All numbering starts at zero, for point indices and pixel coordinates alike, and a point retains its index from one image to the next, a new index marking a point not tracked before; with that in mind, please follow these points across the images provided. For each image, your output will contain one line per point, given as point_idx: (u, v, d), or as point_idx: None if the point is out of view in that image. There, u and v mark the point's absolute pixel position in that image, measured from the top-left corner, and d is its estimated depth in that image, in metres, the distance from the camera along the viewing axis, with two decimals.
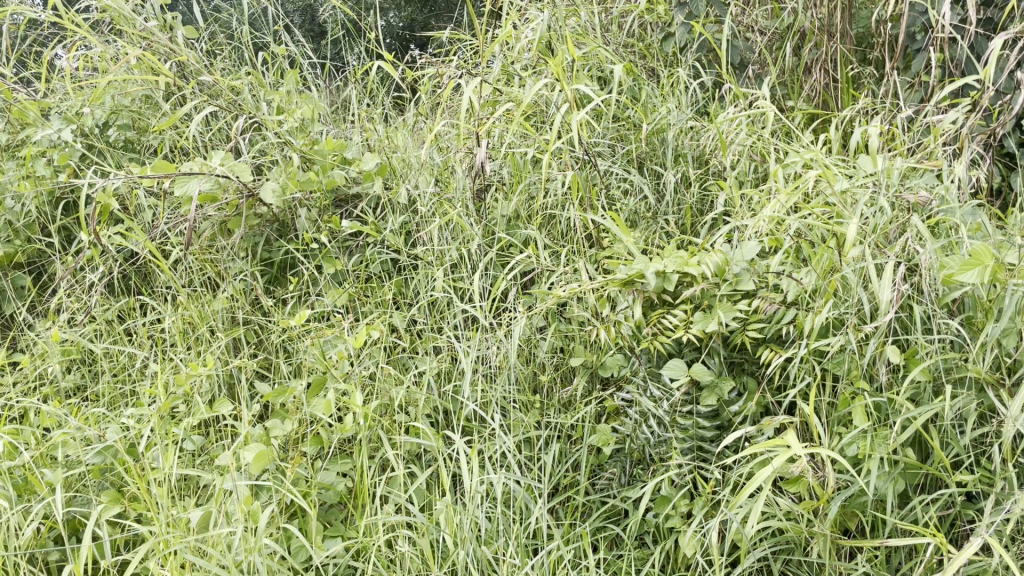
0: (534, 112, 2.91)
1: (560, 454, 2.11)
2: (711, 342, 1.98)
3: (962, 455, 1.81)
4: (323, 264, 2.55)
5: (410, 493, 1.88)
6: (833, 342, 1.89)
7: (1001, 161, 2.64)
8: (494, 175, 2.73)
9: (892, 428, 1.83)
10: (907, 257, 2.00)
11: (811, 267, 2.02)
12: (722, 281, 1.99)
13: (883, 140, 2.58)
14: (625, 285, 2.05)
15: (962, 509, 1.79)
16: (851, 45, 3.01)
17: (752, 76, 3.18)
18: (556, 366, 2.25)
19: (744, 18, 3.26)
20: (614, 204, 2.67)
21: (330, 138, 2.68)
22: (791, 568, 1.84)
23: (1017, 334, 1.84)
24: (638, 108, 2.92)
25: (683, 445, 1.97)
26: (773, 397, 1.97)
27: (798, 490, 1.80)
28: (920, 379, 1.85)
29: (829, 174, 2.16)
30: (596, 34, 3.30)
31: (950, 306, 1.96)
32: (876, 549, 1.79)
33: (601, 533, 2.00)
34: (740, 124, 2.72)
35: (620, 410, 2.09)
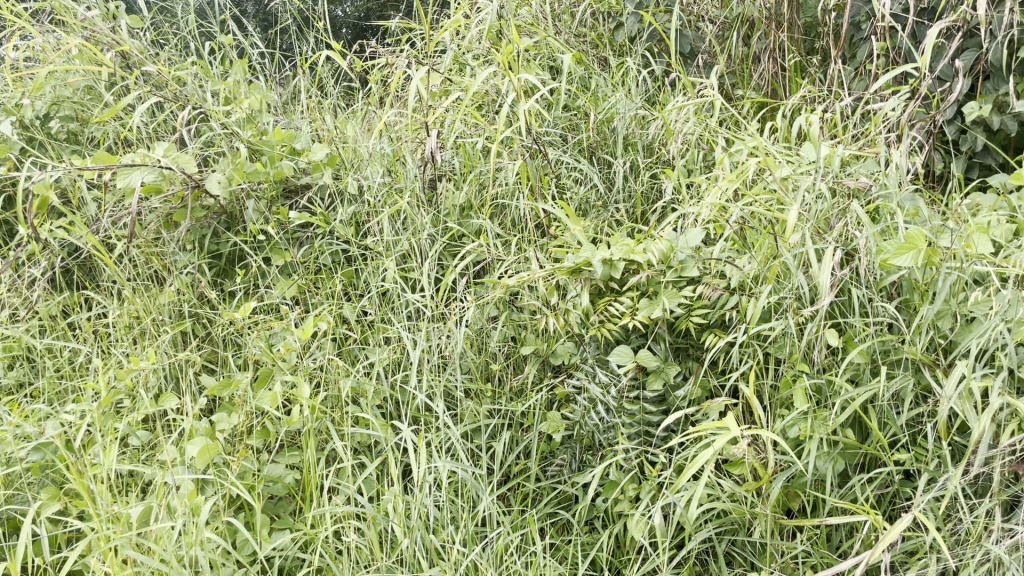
0: (485, 101, 2.90)
1: (510, 442, 2.13)
2: (656, 328, 2.03)
3: (899, 435, 1.86)
4: (271, 256, 2.53)
5: (358, 484, 1.88)
6: (774, 326, 1.94)
7: (941, 147, 2.71)
8: (446, 165, 2.72)
9: (831, 410, 1.88)
10: (846, 242, 2.05)
11: (753, 253, 2.07)
12: (668, 268, 2.03)
13: (827, 127, 2.63)
14: (573, 273, 2.08)
15: (900, 488, 1.84)
16: (798, 34, 3.05)
17: (701, 64, 3.20)
18: (506, 355, 2.26)
19: (693, 7, 3.28)
20: (565, 193, 2.68)
21: (278, 129, 2.65)
22: (735, 548, 1.87)
23: (950, 316, 1.91)
24: (589, 97, 2.93)
25: (630, 431, 2.00)
26: (718, 381, 2.01)
27: (741, 472, 1.84)
28: (858, 361, 1.90)
29: (771, 162, 2.20)
30: (547, 23, 3.29)
31: (888, 289, 2.01)
32: (817, 528, 1.83)
33: (550, 519, 2.02)
34: (688, 113, 2.75)
35: (570, 397, 2.11)
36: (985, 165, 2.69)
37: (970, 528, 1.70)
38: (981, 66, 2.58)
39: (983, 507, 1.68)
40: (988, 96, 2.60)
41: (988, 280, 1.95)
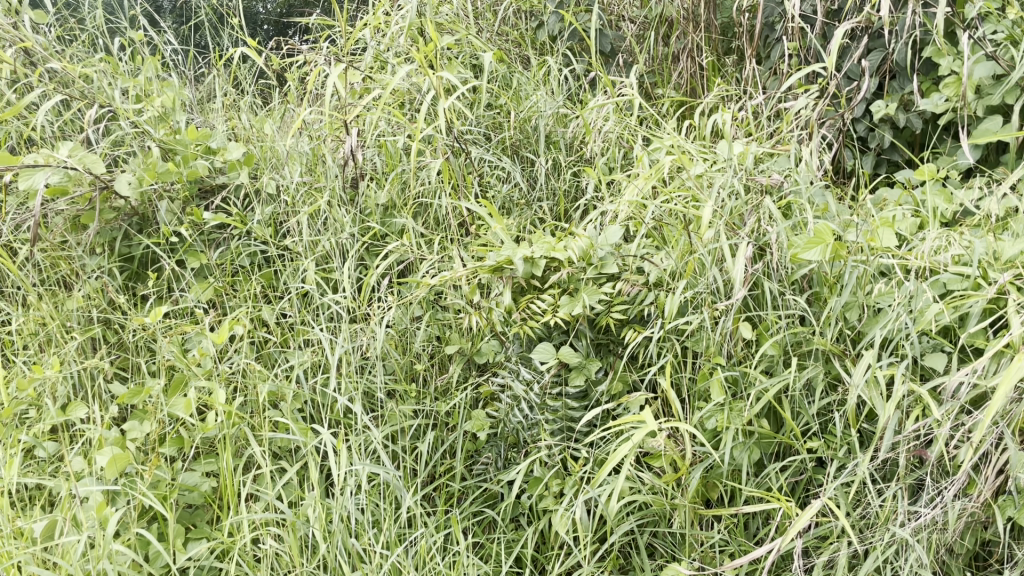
0: (406, 99, 2.87)
1: (435, 442, 2.12)
2: (577, 325, 2.05)
3: (811, 423, 1.92)
4: (186, 259, 2.46)
5: (277, 489, 1.85)
6: (690, 320, 1.99)
7: (852, 144, 2.79)
8: (367, 163, 2.68)
9: (747, 401, 1.93)
10: (759, 237, 2.11)
11: (670, 250, 2.11)
12: (588, 264, 2.05)
13: (742, 125, 2.70)
14: (495, 271, 2.09)
15: (813, 475, 1.89)
16: (715, 34, 3.12)
17: (622, 64, 3.24)
18: (430, 355, 2.24)
19: (613, 7, 3.31)
20: (488, 191, 2.68)
21: (192, 127, 2.58)
22: (657, 540, 1.91)
23: (858, 307, 1.98)
24: (511, 96, 2.93)
25: (553, 426, 2.01)
26: (638, 375, 2.04)
27: (660, 465, 1.87)
28: (772, 353, 1.96)
29: (686, 160, 2.25)
30: (469, 21, 3.28)
31: (799, 283, 2.07)
32: (734, 518, 1.87)
33: (475, 517, 2.03)
34: (608, 112, 2.78)
35: (494, 395, 2.11)
36: (892, 162, 2.78)
37: (877, 511, 1.76)
38: (887, 66, 2.67)
39: (889, 491, 1.75)
40: (894, 95, 2.69)
41: (893, 273, 2.03)
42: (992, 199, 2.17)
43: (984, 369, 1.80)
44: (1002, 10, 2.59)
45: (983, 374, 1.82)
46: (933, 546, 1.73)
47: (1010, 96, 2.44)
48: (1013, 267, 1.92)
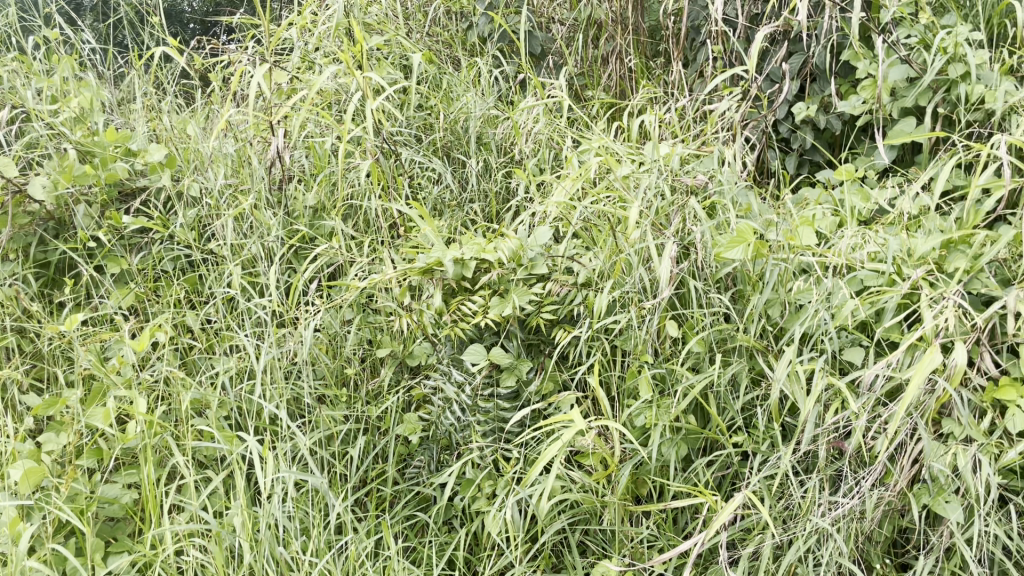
0: (334, 100, 2.84)
1: (367, 446, 2.11)
2: (508, 326, 2.06)
3: (735, 419, 1.97)
4: (105, 264, 2.39)
5: (203, 499, 1.81)
6: (618, 319, 2.03)
7: (776, 145, 2.85)
8: (295, 165, 2.64)
9: (674, 398, 1.97)
10: (685, 237, 2.16)
11: (598, 251, 2.14)
12: (518, 265, 2.06)
13: (668, 128, 2.75)
14: (425, 273, 2.08)
15: (738, 469, 1.94)
16: (642, 36, 3.16)
17: (551, 66, 3.26)
18: (361, 358, 2.21)
19: (543, 9, 3.33)
20: (419, 193, 2.66)
21: (110, 129, 2.50)
22: (588, 538, 1.93)
23: (779, 304, 2.04)
24: (442, 97, 2.92)
25: (484, 428, 2.01)
26: (568, 374, 2.05)
27: (590, 463, 1.90)
28: (698, 351, 2.01)
29: (612, 161, 2.29)
30: (398, 22, 3.26)
31: (724, 281, 2.13)
32: (663, 513, 1.91)
33: (408, 521, 2.02)
34: (537, 114, 2.79)
35: (426, 398, 2.09)
36: (814, 162, 2.82)
37: (799, 502, 1.81)
38: (807, 69, 2.75)
39: (810, 482, 1.80)
40: (814, 97, 2.77)
41: (812, 270, 2.09)
42: (907, 198, 2.24)
43: (899, 361, 1.88)
44: (914, 15, 2.69)
45: (898, 366, 1.89)
46: (852, 535, 1.79)
47: (922, 98, 2.52)
48: (925, 263, 2.00)
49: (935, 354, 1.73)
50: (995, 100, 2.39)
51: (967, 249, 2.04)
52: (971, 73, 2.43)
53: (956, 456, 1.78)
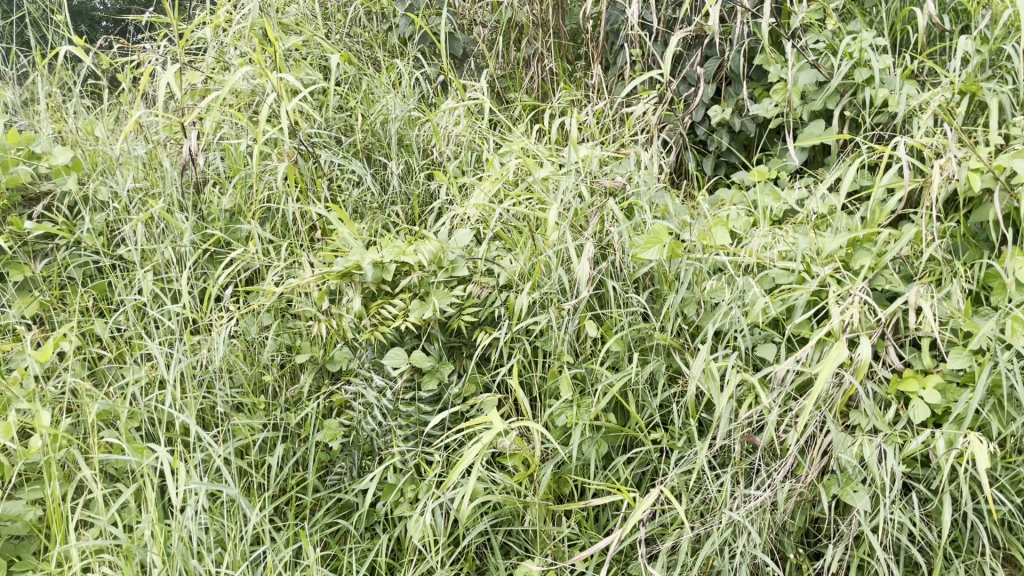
0: (251, 101, 2.78)
1: (286, 453, 2.07)
2: (429, 329, 2.05)
3: (654, 416, 2.00)
4: (7, 271, 2.30)
5: (112, 513, 1.76)
6: (538, 319, 2.04)
7: (694, 146, 2.91)
8: (209, 168, 2.58)
9: (594, 397, 2.00)
10: (604, 238, 2.19)
11: (518, 253, 2.15)
12: (438, 268, 2.05)
13: (587, 130, 2.78)
14: (343, 277, 2.05)
15: (657, 465, 1.97)
16: (563, 39, 3.19)
17: (473, 67, 3.26)
18: (280, 365, 2.17)
19: (465, 11, 3.31)
20: (339, 196, 2.63)
21: (10, 131, 2.41)
22: (511, 538, 1.93)
23: (695, 303, 2.10)
24: (362, 98, 2.88)
25: (405, 432, 1.98)
26: (490, 376, 2.05)
27: (512, 464, 1.90)
28: (616, 350, 2.04)
29: (531, 163, 2.30)
30: (317, 22, 3.21)
31: (642, 281, 2.17)
32: (584, 512, 1.93)
33: (328, 529, 1.99)
34: (458, 116, 2.79)
35: (347, 403, 2.07)
36: (730, 163, 2.90)
37: (715, 496, 1.86)
38: (722, 72, 2.80)
39: (725, 476, 1.85)
40: (730, 100, 2.81)
41: (725, 269, 2.15)
42: (815, 198, 2.31)
43: (808, 356, 1.94)
44: (822, 21, 2.78)
45: (808, 361, 1.95)
46: (766, 526, 1.84)
47: (830, 101, 2.60)
48: (832, 261, 2.08)
49: (842, 349, 1.80)
50: (898, 103, 2.47)
51: (872, 247, 2.13)
52: (875, 78, 2.51)
53: (862, 447, 1.86)
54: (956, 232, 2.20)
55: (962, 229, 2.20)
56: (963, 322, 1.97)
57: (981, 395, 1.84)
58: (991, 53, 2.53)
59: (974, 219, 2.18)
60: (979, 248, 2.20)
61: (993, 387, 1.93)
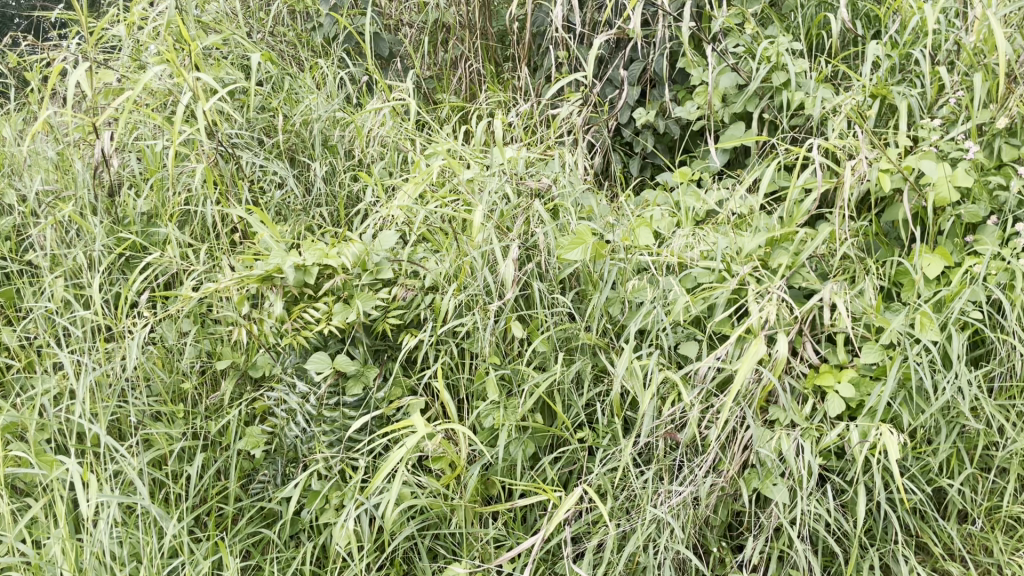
0: (168, 101, 2.70)
1: (207, 462, 2.02)
2: (353, 332, 2.01)
3: (579, 416, 2.02)
4: None
5: (19, 529, 1.70)
6: (464, 321, 2.03)
7: (620, 147, 2.95)
8: (125, 170, 2.51)
9: (520, 398, 2.00)
10: (529, 238, 2.19)
11: (443, 255, 2.14)
12: (363, 271, 2.02)
13: (513, 131, 2.79)
14: (263, 281, 2.01)
15: (583, 464, 1.99)
16: (490, 40, 3.19)
17: (400, 68, 3.23)
18: (200, 372, 2.11)
19: (391, 11, 3.28)
20: (261, 198, 2.58)
21: None
22: (438, 542, 1.93)
23: (619, 302, 2.12)
24: (284, 97, 2.81)
25: (330, 438, 1.96)
26: (415, 379, 2.02)
27: (437, 468, 1.89)
28: (542, 351, 2.05)
29: (456, 164, 2.29)
30: (239, 20, 3.14)
31: (567, 281, 2.18)
32: (511, 513, 1.93)
33: (251, 538, 1.95)
34: (384, 117, 2.76)
35: (270, 410, 2.02)
36: (656, 165, 2.95)
37: (639, 493, 1.88)
38: (647, 75, 2.84)
39: (648, 473, 1.87)
40: (655, 102, 2.85)
41: (649, 269, 2.18)
42: (735, 199, 2.36)
43: (728, 353, 1.98)
44: (741, 25, 2.84)
45: (728, 358, 1.99)
46: (689, 521, 1.87)
47: (750, 104, 2.65)
48: (751, 260, 2.13)
49: (760, 346, 1.84)
50: (813, 106, 2.54)
51: (790, 246, 2.18)
52: (792, 81, 2.57)
53: (780, 441, 1.90)
54: (869, 231, 2.27)
55: (874, 228, 2.27)
56: (875, 319, 2.04)
57: (891, 388, 1.90)
58: (901, 58, 2.61)
59: (885, 218, 2.26)
60: (890, 246, 2.28)
61: (903, 381, 2.00)
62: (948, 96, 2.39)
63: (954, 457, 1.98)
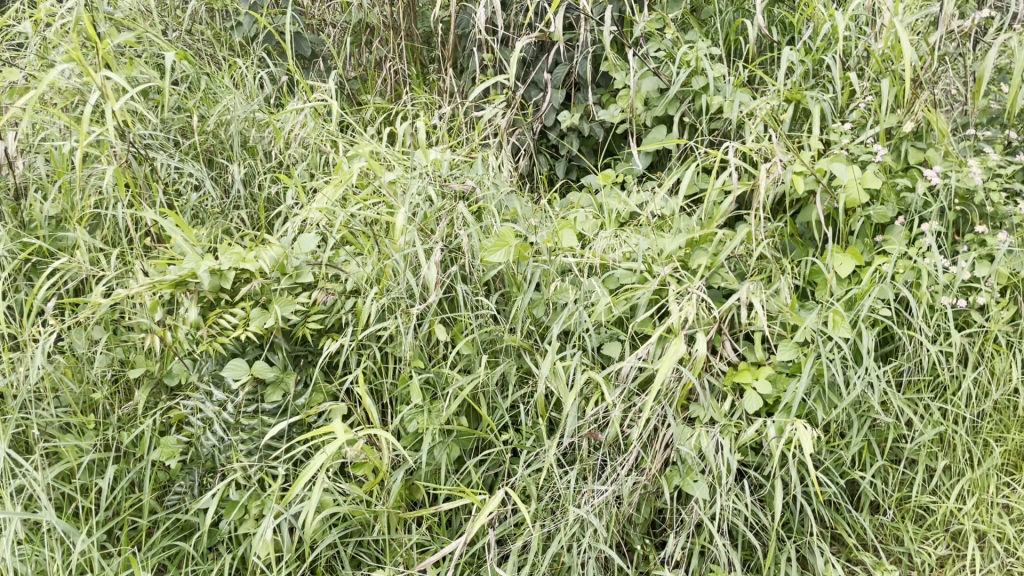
0: (77, 100, 2.60)
1: (120, 475, 1.96)
2: (271, 338, 1.97)
3: (504, 418, 2.02)
4: None
5: None
6: (387, 325, 2.01)
7: (546, 150, 2.96)
8: (30, 171, 2.41)
9: (444, 402, 1.99)
10: (452, 241, 2.18)
11: (366, 259, 2.11)
12: (282, 275, 1.99)
13: (437, 134, 2.78)
14: (177, 286, 1.94)
15: (507, 467, 1.99)
16: (415, 41, 3.15)
17: (322, 68, 3.18)
18: (111, 381, 2.04)
19: (313, 11, 3.23)
20: (176, 201, 2.51)
21: None
22: (362, 549, 1.90)
23: (543, 304, 2.14)
24: (201, 97, 2.74)
25: (248, 446, 1.90)
26: (337, 385, 1.99)
27: (360, 474, 1.86)
28: (466, 353, 2.05)
29: (377, 166, 2.26)
30: (153, 18, 3.05)
31: (492, 283, 2.17)
32: (435, 518, 1.92)
33: (167, 552, 1.90)
34: (305, 118, 2.71)
35: (186, 419, 1.96)
36: (581, 167, 2.97)
37: (564, 493, 1.89)
38: (571, 78, 2.86)
39: (572, 473, 1.89)
40: (579, 105, 2.87)
41: (572, 271, 2.20)
42: (657, 201, 2.39)
43: (651, 353, 2.01)
44: (662, 30, 2.87)
45: (649, 357, 2.02)
46: (613, 520, 1.89)
47: (671, 107, 2.70)
48: (671, 261, 2.16)
49: (679, 345, 1.87)
50: (731, 110, 2.55)
51: (709, 247, 2.23)
52: (711, 85, 2.62)
53: (700, 438, 1.94)
54: (784, 232, 2.33)
55: (789, 228, 2.34)
56: (789, 317, 2.10)
57: (805, 384, 1.96)
58: (815, 64, 2.69)
59: (800, 219, 2.32)
60: (806, 247, 2.35)
61: (817, 377, 2.07)
62: (858, 102, 2.48)
63: (865, 450, 2.05)
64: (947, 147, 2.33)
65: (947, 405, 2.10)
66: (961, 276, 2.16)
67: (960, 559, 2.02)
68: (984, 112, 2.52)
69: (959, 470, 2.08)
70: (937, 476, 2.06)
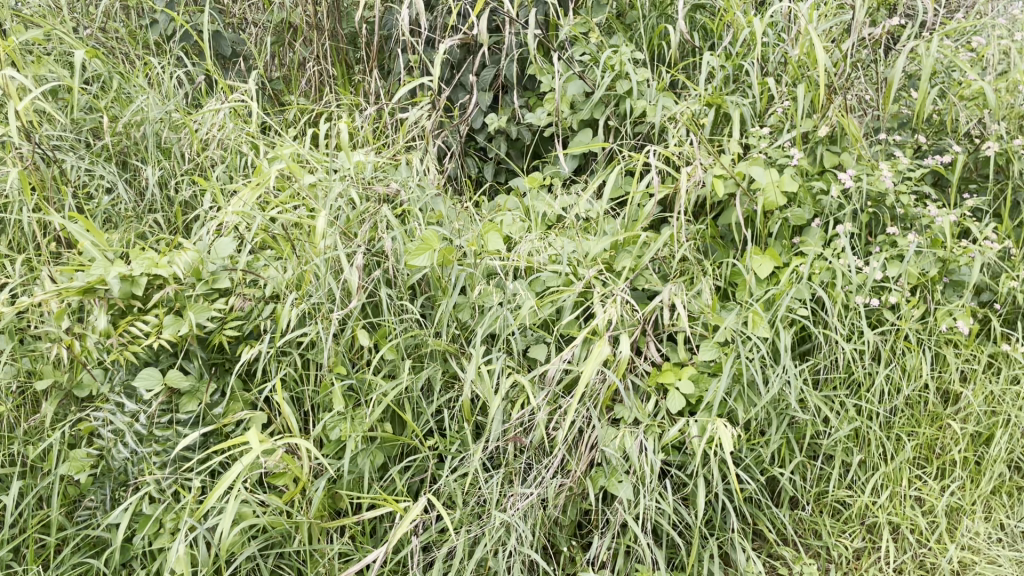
0: None
1: (26, 491, 1.88)
2: (186, 345, 1.91)
3: (428, 424, 2.01)
4: None
5: None
6: (307, 331, 1.97)
7: (473, 153, 2.94)
8: None
9: (366, 408, 1.97)
10: (374, 245, 2.15)
11: (287, 263, 2.07)
12: (197, 280, 1.93)
13: (362, 136, 2.74)
14: (84, 293, 1.85)
15: (432, 472, 1.97)
16: (341, 41, 3.07)
17: (243, 68, 3.10)
18: (17, 393, 1.95)
19: (233, 9, 3.16)
20: (88, 204, 2.42)
21: None
22: (283, 560, 1.86)
23: (469, 308, 2.13)
24: (114, 97, 2.64)
25: (162, 459, 1.85)
26: (255, 393, 1.94)
27: (280, 484, 1.83)
28: (389, 358, 2.02)
29: (296, 169, 2.21)
30: (64, 15, 2.93)
31: (417, 287, 2.16)
32: (359, 526, 1.89)
33: (77, 570, 1.82)
34: (224, 119, 2.64)
35: (97, 431, 1.88)
36: (508, 169, 2.97)
37: (489, 497, 1.88)
38: (498, 81, 2.86)
39: (496, 477, 1.88)
40: (507, 108, 2.89)
41: (497, 274, 2.19)
42: (582, 204, 2.40)
43: (575, 355, 2.01)
44: (586, 34, 2.88)
45: (574, 359, 2.02)
46: (538, 522, 1.89)
47: (596, 111, 2.71)
48: (596, 263, 2.18)
49: (603, 346, 1.88)
50: (654, 114, 2.60)
51: (633, 250, 2.27)
52: (634, 89, 2.65)
53: (623, 439, 1.95)
54: (706, 234, 2.37)
55: (711, 230, 2.36)
56: (710, 318, 2.13)
57: (725, 383, 1.99)
58: (735, 69, 2.73)
59: (721, 221, 2.35)
60: (727, 248, 2.38)
61: (737, 376, 2.10)
62: (776, 106, 2.53)
63: (784, 447, 2.10)
64: (860, 151, 2.41)
65: (861, 402, 2.16)
66: (873, 276, 2.23)
67: (875, 551, 2.08)
68: (896, 117, 2.60)
69: (873, 464, 2.15)
70: (853, 470, 2.12)
